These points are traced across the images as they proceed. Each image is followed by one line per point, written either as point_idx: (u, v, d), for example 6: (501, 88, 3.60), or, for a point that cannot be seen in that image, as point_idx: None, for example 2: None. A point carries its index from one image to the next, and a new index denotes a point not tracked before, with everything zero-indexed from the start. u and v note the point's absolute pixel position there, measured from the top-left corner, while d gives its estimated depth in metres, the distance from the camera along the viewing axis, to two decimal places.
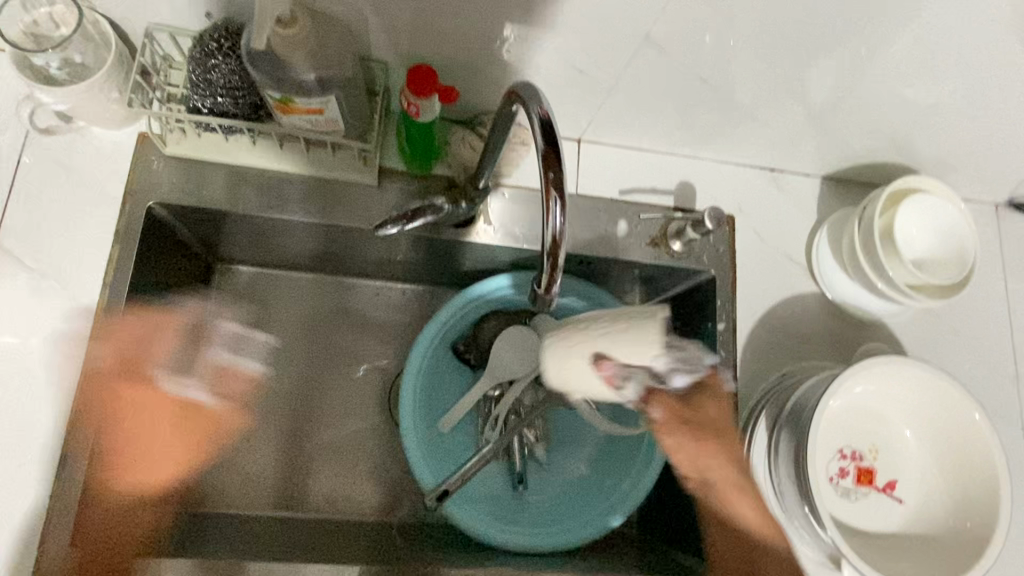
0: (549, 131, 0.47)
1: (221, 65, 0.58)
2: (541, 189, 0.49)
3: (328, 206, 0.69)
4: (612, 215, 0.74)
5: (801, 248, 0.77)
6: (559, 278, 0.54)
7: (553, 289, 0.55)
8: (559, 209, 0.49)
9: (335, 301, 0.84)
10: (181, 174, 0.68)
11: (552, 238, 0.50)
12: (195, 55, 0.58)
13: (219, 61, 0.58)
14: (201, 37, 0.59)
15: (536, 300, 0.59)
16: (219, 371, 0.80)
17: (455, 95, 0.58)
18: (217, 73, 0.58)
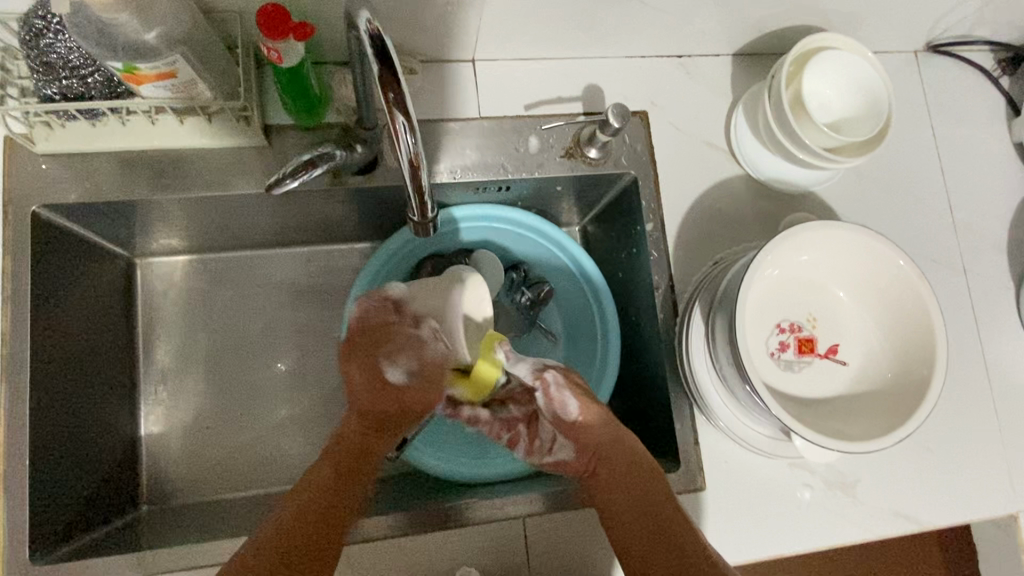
0: (381, 50, 0.44)
1: (56, 43, 0.54)
2: (385, 114, 0.45)
3: (224, 176, 0.66)
4: (521, 132, 0.71)
5: (719, 133, 0.75)
6: (428, 198, 0.54)
7: (426, 210, 0.56)
8: (408, 134, 0.46)
9: (267, 275, 0.83)
10: (60, 170, 0.64)
11: (410, 161, 0.49)
12: (22, 39, 0.54)
13: (54, 39, 0.54)
14: (24, 16, 0.54)
15: (418, 229, 0.59)
16: (165, 363, 0.79)
17: (310, 30, 0.56)
18: (56, 53, 0.54)
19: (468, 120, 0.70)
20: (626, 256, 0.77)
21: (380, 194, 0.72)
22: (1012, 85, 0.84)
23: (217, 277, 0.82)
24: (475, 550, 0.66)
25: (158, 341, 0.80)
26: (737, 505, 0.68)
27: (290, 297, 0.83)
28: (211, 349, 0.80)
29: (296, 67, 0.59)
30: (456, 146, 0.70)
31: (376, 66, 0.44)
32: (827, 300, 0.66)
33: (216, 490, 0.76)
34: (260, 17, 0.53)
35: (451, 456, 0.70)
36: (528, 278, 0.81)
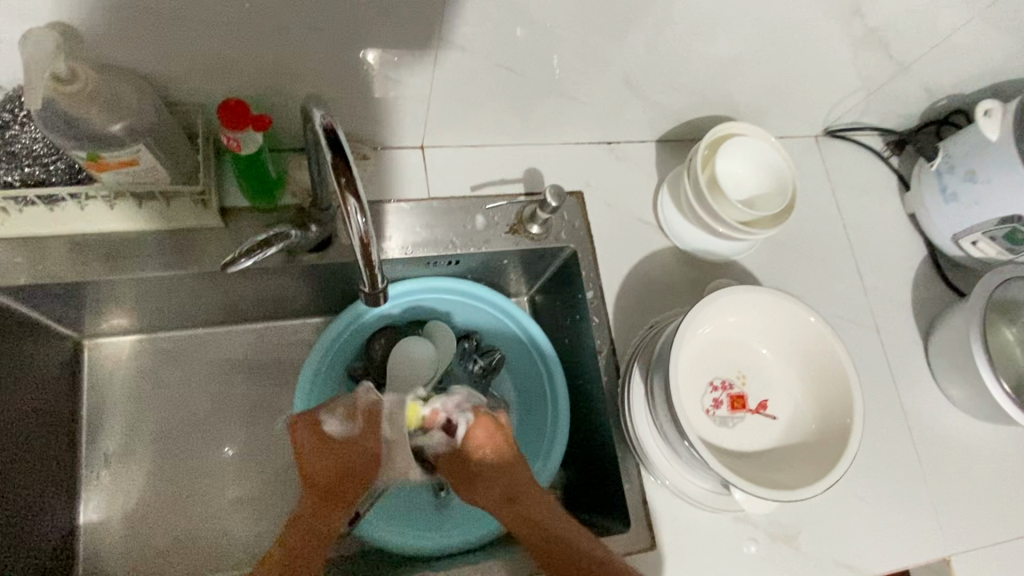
0: (335, 139, 0.48)
1: (21, 134, 0.58)
2: (337, 196, 0.49)
3: (179, 257, 0.68)
4: (468, 211, 0.76)
5: (648, 210, 0.82)
6: (379, 271, 0.58)
7: (377, 282, 0.59)
8: (361, 214, 0.50)
9: (218, 352, 0.84)
10: (13, 253, 0.64)
11: (361, 238, 0.52)
12: None
13: (19, 131, 0.58)
14: None
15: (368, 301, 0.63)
16: (108, 447, 0.78)
17: (269, 122, 0.61)
18: (19, 143, 0.58)
19: (417, 200, 0.75)
20: (570, 324, 0.82)
21: (331, 271, 0.75)
22: (899, 164, 0.96)
23: (167, 357, 0.82)
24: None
25: (101, 422, 0.79)
26: (688, 562, 0.70)
27: (240, 374, 0.84)
28: (159, 430, 0.79)
29: (254, 154, 0.63)
30: (406, 224, 0.74)
31: (329, 153, 0.48)
32: (754, 358, 0.72)
33: None
34: (222, 111, 0.57)
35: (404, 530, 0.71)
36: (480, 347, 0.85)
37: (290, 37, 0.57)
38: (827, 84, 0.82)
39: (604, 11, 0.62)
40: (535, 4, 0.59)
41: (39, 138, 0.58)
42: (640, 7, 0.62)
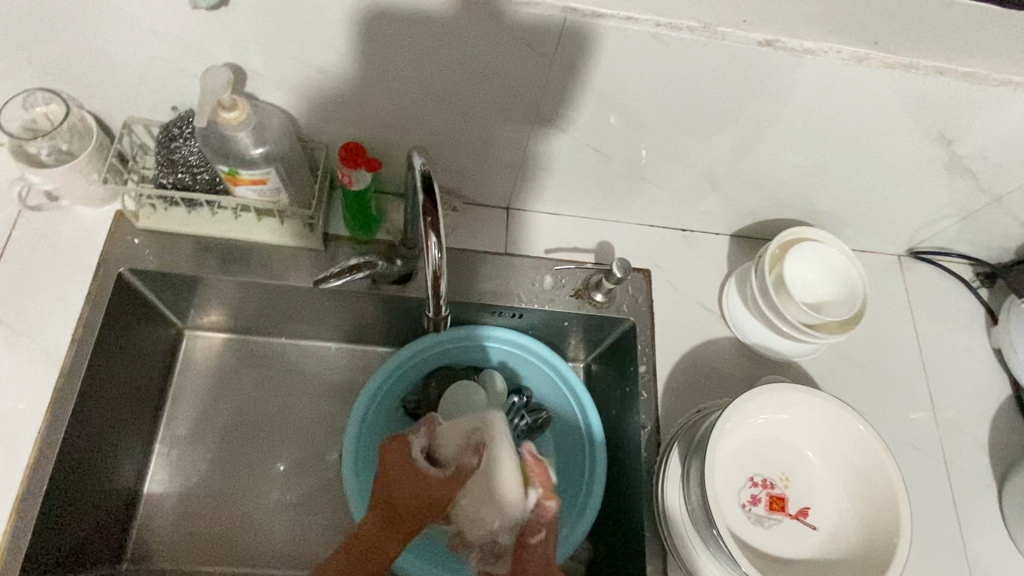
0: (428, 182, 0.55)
1: (183, 146, 0.68)
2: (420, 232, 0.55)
3: (280, 270, 0.77)
4: (538, 271, 0.82)
5: (714, 298, 0.84)
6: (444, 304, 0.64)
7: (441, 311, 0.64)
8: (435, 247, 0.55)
9: (292, 361, 0.92)
10: (150, 245, 0.76)
11: (433, 270, 0.58)
12: (160, 140, 0.69)
13: (183, 144, 0.68)
14: (168, 125, 0.69)
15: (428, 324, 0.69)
16: (182, 428, 0.86)
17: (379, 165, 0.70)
18: (180, 153, 0.68)
19: (494, 254, 0.81)
20: (620, 394, 0.83)
21: (405, 304, 0.82)
22: (988, 297, 0.93)
23: (248, 358, 0.91)
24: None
25: (182, 406, 0.87)
26: None
27: (307, 387, 0.91)
28: (227, 422, 0.87)
29: (362, 191, 0.72)
30: (480, 273, 0.80)
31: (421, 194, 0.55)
32: (799, 462, 0.70)
33: (196, 561, 0.80)
34: (342, 152, 0.67)
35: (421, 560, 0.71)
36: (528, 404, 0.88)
37: (409, 96, 0.66)
38: (912, 206, 0.82)
39: (690, 108, 0.67)
40: (626, 95, 0.65)
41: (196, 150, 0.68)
42: (725, 109, 0.67)
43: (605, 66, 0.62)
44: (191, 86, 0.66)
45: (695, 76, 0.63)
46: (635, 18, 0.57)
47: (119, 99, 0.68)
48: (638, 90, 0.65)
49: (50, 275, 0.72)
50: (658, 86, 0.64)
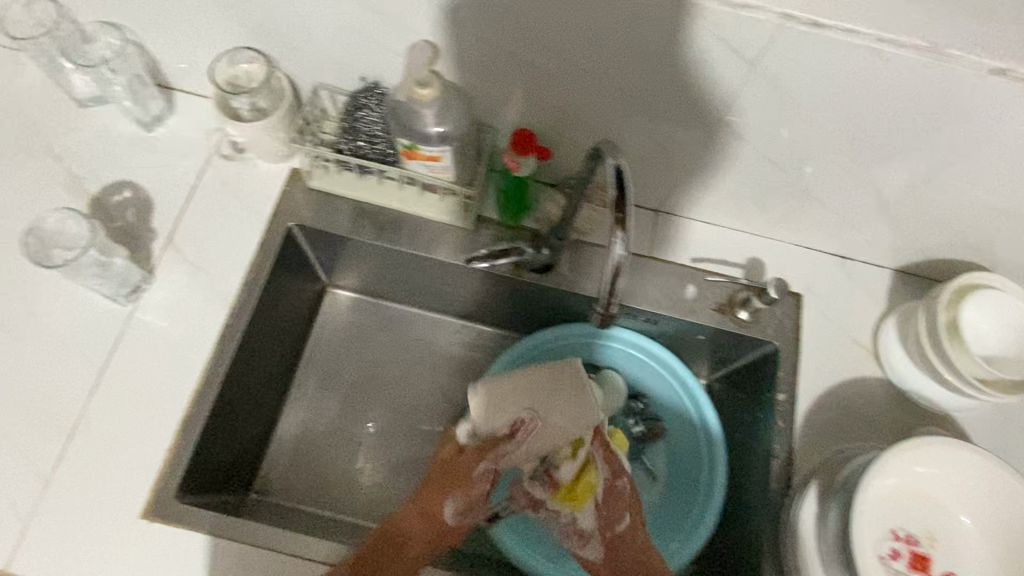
0: (620, 178, 0.55)
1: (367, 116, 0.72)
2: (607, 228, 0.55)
3: (432, 245, 0.80)
4: (683, 279, 0.80)
5: (867, 334, 0.79)
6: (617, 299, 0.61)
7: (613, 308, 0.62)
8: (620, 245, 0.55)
9: (420, 331, 0.95)
10: (315, 206, 0.80)
11: (613, 265, 0.57)
12: (346, 107, 0.73)
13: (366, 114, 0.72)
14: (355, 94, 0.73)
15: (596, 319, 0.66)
16: (314, 378, 0.91)
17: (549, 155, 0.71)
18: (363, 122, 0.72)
19: (640, 256, 0.80)
20: (750, 419, 0.80)
21: (542, 293, 0.82)
22: None
23: (380, 322, 0.95)
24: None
25: (316, 357, 0.92)
26: None
27: (431, 359, 0.93)
28: (355, 379, 0.91)
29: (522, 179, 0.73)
30: (624, 274, 0.80)
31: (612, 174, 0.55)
32: (951, 524, 0.65)
33: (313, 505, 0.84)
34: (514, 138, 0.69)
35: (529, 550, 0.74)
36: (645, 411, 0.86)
37: (590, 89, 0.66)
38: None
39: (890, 131, 0.63)
40: (821, 111, 0.62)
41: (378, 121, 0.72)
42: (929, 136, 0.62)
43: (809, 77, 0.59)
44: (383, 57, 0.69)
45: (906, 98, 0.58)
46: (855, 30, 0.54)
47: (316, 65, 0.72)
48: (837, 106, 0.61)
49: (228, 219, 0.78)
50: (861, 104, 0.60)
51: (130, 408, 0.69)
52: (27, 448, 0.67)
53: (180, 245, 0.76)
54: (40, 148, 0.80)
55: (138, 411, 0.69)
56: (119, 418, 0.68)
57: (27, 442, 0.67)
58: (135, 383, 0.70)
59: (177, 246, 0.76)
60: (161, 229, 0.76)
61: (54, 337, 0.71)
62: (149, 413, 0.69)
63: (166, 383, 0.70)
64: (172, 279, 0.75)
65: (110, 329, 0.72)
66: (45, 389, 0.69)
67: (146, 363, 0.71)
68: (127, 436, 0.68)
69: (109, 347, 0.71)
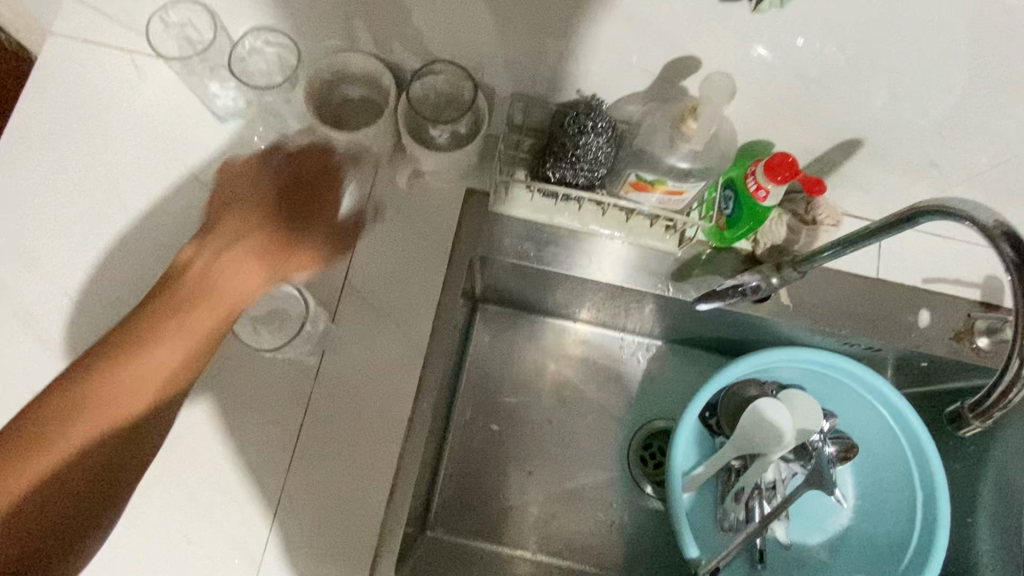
0: (1019, 248, 0.41)
1: (589, 141, 0.59)
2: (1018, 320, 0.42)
3: (633, 273, 0.70)
4: (916, 303, 0.71)
5: None
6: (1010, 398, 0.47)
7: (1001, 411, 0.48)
8: None
9: (580, 348, 0.90)
10: (496, 226, 0.69)
11: (1019, 364, 0.44)
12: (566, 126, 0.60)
13: (588, 138, 0.59)
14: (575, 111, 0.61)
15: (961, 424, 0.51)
16: (475, 404, 0.86)
17: (817, 189, 0.57)
18: (584, 149, 0.60)
19: (865, 278, 0.71)
20: (976, 453, 0.74)
21: (752, 320, 0.73)
22: None
23: (537, 339, 0.90)
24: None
25: (475, 384, 0.87)
26: None
27: (594, 377, 0.89)
28: (518, 402, 0.87)
29: (767, 208, 0.61)
30: (850, 299, 0.71)
31: (1014, 253, 0.41)
32: None
33: (487, 539, 0.81)
34: (774, 160, 0.57)
35: None
36: (835, 429, 0.81)
37: (868, 99, 0.55)
38: None
39: None
40: None
41: (602, 147, 0.59)
42: None
43: None
44: (611, 67, 0.58)
45: None
46: None
47: (520, 72, 0.61)
48: None
49: (406, 251, 0.68)
50: None
51: (331, 475, 0.62)
52: (228, 521, 0.61)
53: (356, 284, 0.67)
54: (183, 172, 0.70)
55: (339, 479, 0.62)
56: (324, 487, 0.62)
57: (227, 514, 0.61)
58: (332, 444, 0.63)
59: (353, 285, 0.67)
60: (331, 267, 0.68)
61: (236, 395, 0.64)
62: (351, 480, 0.62)
63: (369, 444, 0.63)
64: (354, 324, 0.66)
65: (299, 385, 0.65)
66: (237, 454, 0.63)
67: (343, 423, 0.64)
68: (336, 506, 0.62)
69: (302, 405, 0.64)
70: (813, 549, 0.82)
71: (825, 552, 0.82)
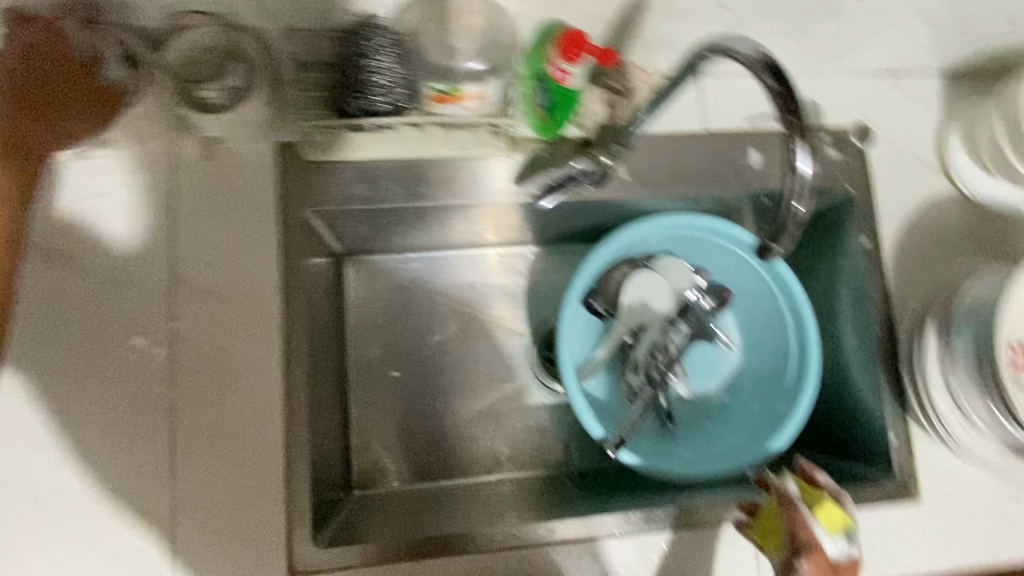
0: None
1: (379, 63, 0.57)
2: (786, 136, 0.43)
3: (474, 186, 0.69)
4: (744, 145, 0.73)
5: (931, 150, 0.76)
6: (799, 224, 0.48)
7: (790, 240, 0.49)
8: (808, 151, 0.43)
9: (461, 273, 0.89)
10: (319, 177, 0.65)
11: None
12: (349, 54, 0.57)
13: (376, 60, 0.57)
14: (353, 35, 0.58)
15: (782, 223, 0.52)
16: (369, 356, 0.85)
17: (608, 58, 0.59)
18: (374, 71, 0.57)
19: (694, 133, 0.72)
20: (827, 269, 0.79)
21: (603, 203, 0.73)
22: None
23: (415, 276, 0.88)
24: (682, 543, 0.71)
25: (365, 337, 0.85)
26: (956, 520, 0.70)
27: (482, 297, 0.89)
28: (413, 342, 0.86)
29: (574, 88, 0.61)
30: (684, 156, 0.72)
31: (774, 83, 0.43)
32: None
33: (419, 478, 0.83)
34: (564, 39, 0.57)
35: (648, 454, 0.78)
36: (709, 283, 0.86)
37: None
38: None
39: None
40: None
41: (393, 66, 0.57)
42: None
43: None
44: None
45: None
46: None
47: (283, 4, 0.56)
48: None
49: (230, 225, 0.64)
50: None
51: (219, 470, 0.60)
52: (124, 549, 0.59)
53: (187, 275, 0.63)
54: None
55: (229, 471, 0.60)
56: (216, 483, 0.60)
57: (123, 544, 0.59)
58: (210, 442, 0.61)
59: (184, 277, 0.63)
60: (155, 264, 0.63)
61: (91, 422, 0.60)
62: (243, 470, 0.61)
63: (250, 429, 0.61)
64: (198, 317, 0.62)
65: (158, 394, 0.61)
66: (113, 481, 0.59)
67: (216, 417, 0.61)
68: (234, 499, 0.60)
69: (168, 413, 0.61)
70: (712, 395, 0.89)
71: (723, 393, 0.88)
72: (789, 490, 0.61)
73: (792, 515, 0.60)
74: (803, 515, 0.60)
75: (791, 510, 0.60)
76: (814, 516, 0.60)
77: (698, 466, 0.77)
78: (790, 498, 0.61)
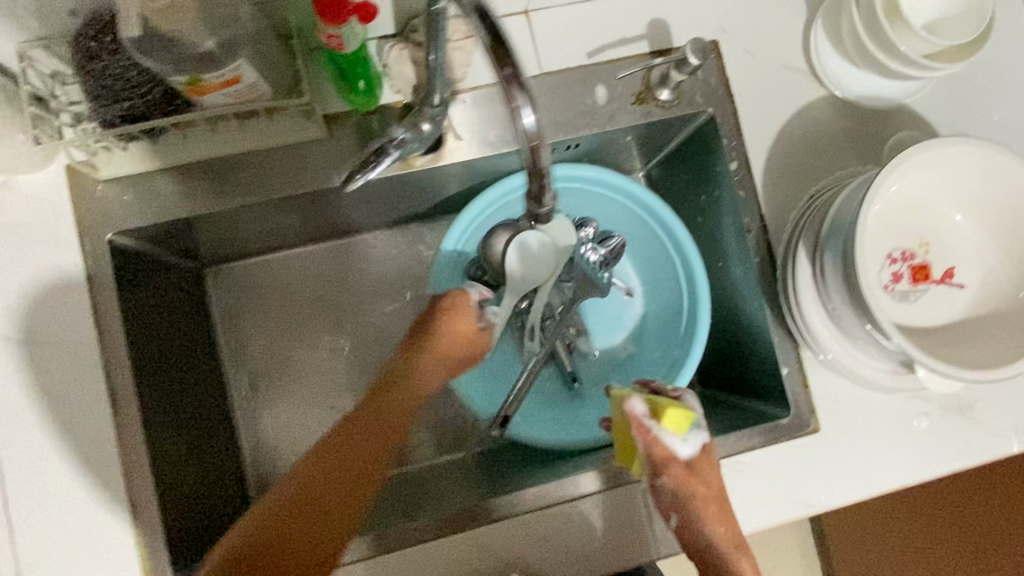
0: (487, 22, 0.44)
1: (109, 64, 0.53)
2: (504, 92, 0.44)
3: (293, 176, 0.63)
4: (588, 82, 0.67)
5: (797, 53, 0.69)
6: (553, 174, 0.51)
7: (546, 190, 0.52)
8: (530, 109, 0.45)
9: (336, 264, 0.82)
10: (125, 195, 0.62)
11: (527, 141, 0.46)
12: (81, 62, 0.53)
13: (106, 60, 0.53)
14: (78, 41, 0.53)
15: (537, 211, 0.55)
16: (248, 370, 0.79)
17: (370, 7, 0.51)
18: (109, 74, 0.53)
19: (530, 78, 0.66)
20: (707, 200, 0.73)
21: (446, 169, 0.68)
22: None
23: (285, 276, 0.81)
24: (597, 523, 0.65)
25: (242, 350, 0.79)
26: (860, 447, 0.66)
27: (364, 286, 0.82)
28: (294, 347, 0.80)
29: (356, 51, 0.55)
30: (523, 105, 0.66)
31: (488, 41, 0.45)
32: (941, 222, 0.62)
33: None
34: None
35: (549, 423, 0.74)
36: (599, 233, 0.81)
37: None
38: None
39: None
40: None
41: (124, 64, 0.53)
42: None
43: None
44: None
45: None
46: None
47: None
48: None
49: (28, 266, 0.59)
50: None
51: (58, 528, 0.57)
52: None
53: None
54: None
55: (70, 528, 0.57)
56: (58, 542, 0.56)
57: None
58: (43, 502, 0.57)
59: None
60: None
61: None
62: (85, 525, 0.57)
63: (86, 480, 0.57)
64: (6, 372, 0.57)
65: None
66: None
67: (48, 471, 0.57)
68: (83, 552, 0.57)
69: None
70: (619, 347, 0.85)
71: (631, 344, 0.85)
72: (640, 412, 0.53)
73: (650, 445, 0.53)
74: (658, 441, 0.53)
75: (646, 439, 0.53)
76: (670, 437, 0.53)
77: (597, 426, 0.74)
78: (644, 426, 0.53)
